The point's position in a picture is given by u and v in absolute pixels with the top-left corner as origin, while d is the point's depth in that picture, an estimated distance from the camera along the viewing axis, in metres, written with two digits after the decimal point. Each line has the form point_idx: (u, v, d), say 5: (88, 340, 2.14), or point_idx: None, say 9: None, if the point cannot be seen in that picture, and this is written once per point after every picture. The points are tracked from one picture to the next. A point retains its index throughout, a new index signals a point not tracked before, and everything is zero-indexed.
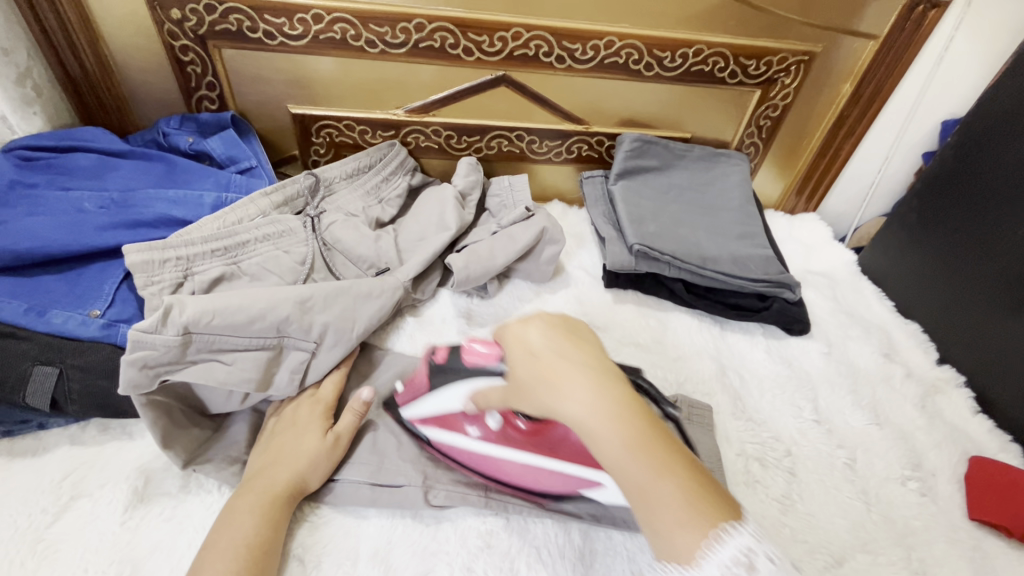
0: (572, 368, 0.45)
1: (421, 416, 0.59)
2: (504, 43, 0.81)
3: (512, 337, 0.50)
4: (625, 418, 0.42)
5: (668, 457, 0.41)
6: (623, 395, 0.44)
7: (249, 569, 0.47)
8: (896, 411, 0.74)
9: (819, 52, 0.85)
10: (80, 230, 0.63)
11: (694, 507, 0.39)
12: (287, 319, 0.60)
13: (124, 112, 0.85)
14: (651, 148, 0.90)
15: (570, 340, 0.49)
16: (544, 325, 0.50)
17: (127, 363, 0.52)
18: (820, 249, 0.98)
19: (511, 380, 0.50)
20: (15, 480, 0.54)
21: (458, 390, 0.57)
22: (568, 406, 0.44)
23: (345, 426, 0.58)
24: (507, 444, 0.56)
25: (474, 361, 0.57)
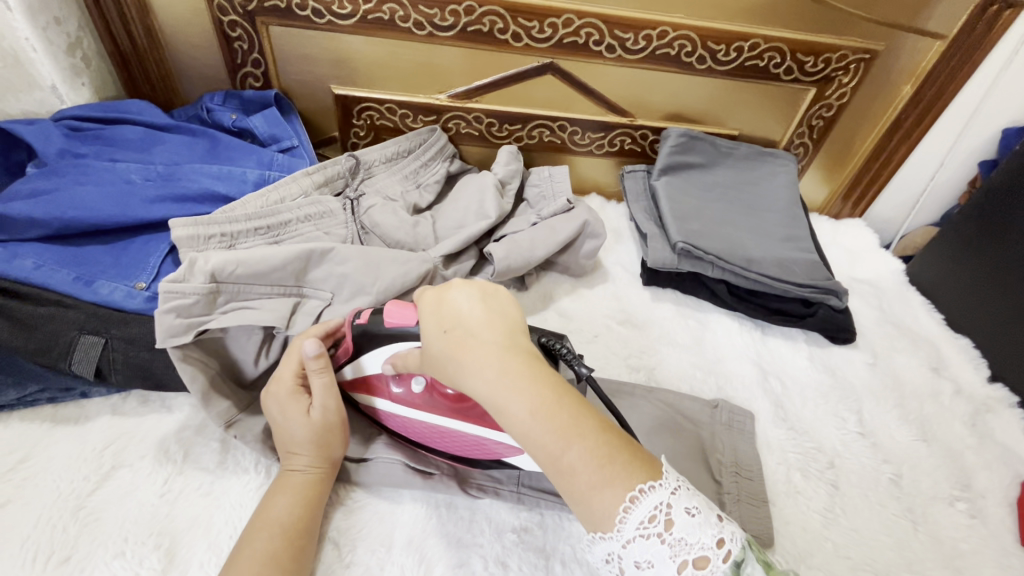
0: (478, 342, 0.43)
1: (343, 375, 0.57)
2: (554, 30, 0.78)
3: (425, 308, 0.47)
4: (533, 384, 0.41)
5: (577, 420, 0.40)
6: (530, 361, 0.43)
7: (287, 549, 0.47)
8: (945, 428, 0.71)
9: (881, 51, 0.82)
10: (127, 202, 0.63)
11: (604, 468, 0.39)
12: (304, 266, 0.61)
13: (169, 86, 0.85)
14: (697, 144, 0.88)
15: (484, 310, 0.46)
16: (471, 297, 0.47)
17: (162, 312, 0.53)
18: (866, 256, 0.94)
19: (423, 351, 0.47)
20: (58, 445, 0.55)
21: (377, 351, 0.53)
22: (478, 383, 0.42)
23: (324, 404, 0.53)
24: (426, 406, 0.54)
25: (395, 323, 0.51)
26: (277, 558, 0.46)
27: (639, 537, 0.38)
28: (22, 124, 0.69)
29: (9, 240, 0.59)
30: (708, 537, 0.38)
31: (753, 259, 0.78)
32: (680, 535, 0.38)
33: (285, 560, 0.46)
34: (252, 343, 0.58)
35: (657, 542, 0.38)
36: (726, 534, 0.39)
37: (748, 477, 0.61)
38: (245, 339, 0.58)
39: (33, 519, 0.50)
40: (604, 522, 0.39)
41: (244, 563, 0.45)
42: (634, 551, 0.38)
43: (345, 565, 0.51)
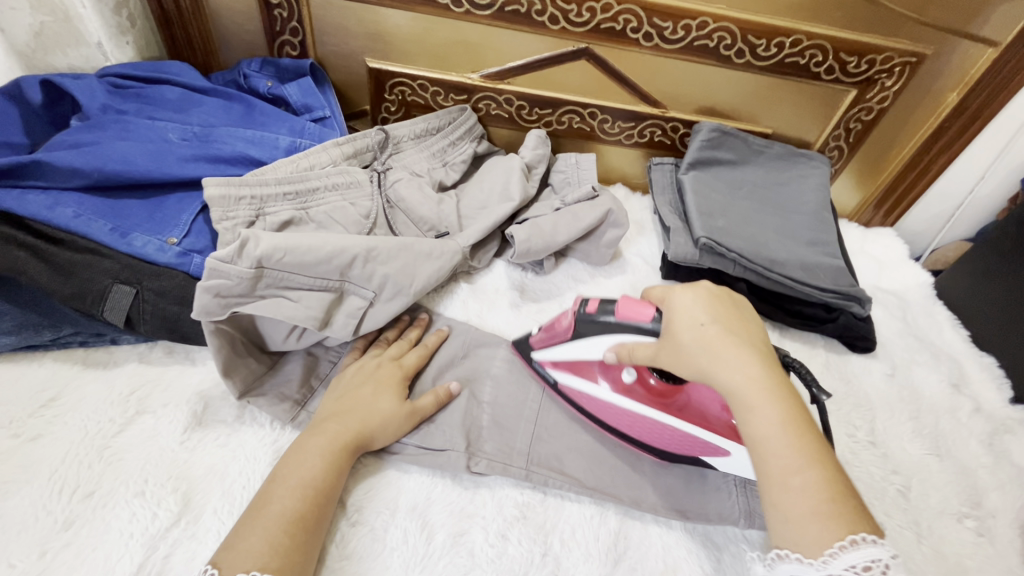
0: (741, 345, 0.48)
1: (553, 360, 0.63)
2: (592, 14, 0.78)
3: (678, 301, 0.52)
4: (784, 400, 0.45)
5: (816, 448, 0.43)
6: (782, 379, 0.46)
7: (311, 511, 0.48)
8: (960, 445, 0.70)
9: (929, 55, 0.79)
10: (165, 158, 0.65)
11: (834, 501, 0.41)
12: (350, 265, 0.61)
13: (209, 50, 0.87)
14: (729, 140, 0.86)
15: (738, 320, 0.51)
16: (711, 297, 0.52)
17: (203, 289, 0.54)
18: (894, 267, 0.92)
19: (669, 339, 0.51)
20: (88, 387, 0.58)
21: (603, 337, 0.57)
22: (730, 375, 0.46)
23: (424, 404, 0.59)
24: (631, 397, 0.59)
25: (627, 315, 0.55)
26: (302, 518, 0.47)
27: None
28: (68, 77, 0.72)
29: (50, 186, 0.61)
30: None
31: (777, 260, 0.77)
32: None
33: (308, 521, 0.48)
34: (283, 326, 0.60)
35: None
36: None
37: None
38: (277, 320, 0.60)
39: (61, 453, 0.52)
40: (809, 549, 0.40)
41: (270, 518, 0.46)
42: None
43: (352, 524, 0.53)
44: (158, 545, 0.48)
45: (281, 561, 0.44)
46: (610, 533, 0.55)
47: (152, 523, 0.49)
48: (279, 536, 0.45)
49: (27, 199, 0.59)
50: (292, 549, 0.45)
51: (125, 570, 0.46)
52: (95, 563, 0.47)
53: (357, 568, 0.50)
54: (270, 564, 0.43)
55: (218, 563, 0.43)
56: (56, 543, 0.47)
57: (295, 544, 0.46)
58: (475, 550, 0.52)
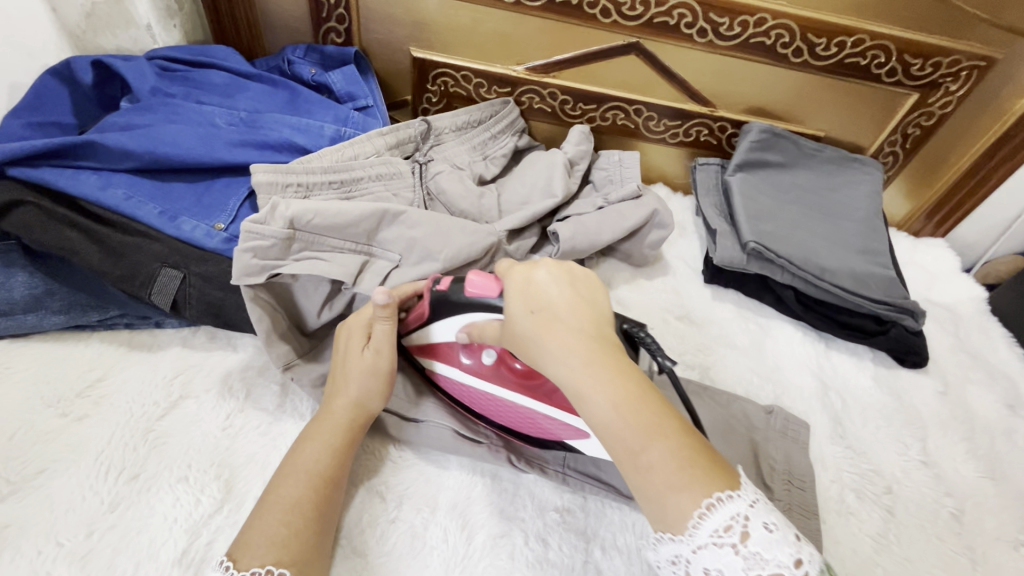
0: (567, 329, 0.43)
1: (416, 341, 0.58)
2: (646, 8, 0.75)
3: (513, 290, 0.47)
4: (617, 375, 0.41)
5: (655, 418, 0.39)
6: (612, 355, 0.42)
7: (312, 498, 0.47)
8: (1017, 469, 0.67)
9: (1000, 59, 0.75)
10: (213, 143, 0.65)
11: (683, 471, 0.37)
12: (378, 225, 0.62)
13: (254, 36, 0.86)
14: (779, 142, 0.84)
15: (573, 296, 0.46)
16: (550, 279, 0.47)
17: (241, 249, 0.55)
18: (947, 279, 0.88)
19: (508, 331, 0.47)
20: (132, 369, 0.58)
21: (454, 319, 0.53)
22: (565, 370, 0.42)
23: (377, 336, 0.53)
24: (496, 381, 0.54)
25: (475, 292, 0.50)
26: (300, 505, 0.46)
27: (712, 545, 0.36)
28: (118, 59, 0.72)
29: (101, 167, 0.61)
30: (785, 556, 0.35)
31: (827, 268, 0.74)
32: (755, 549, 0.35)
33: (308, 506, 0.46)
34: (318, 294, 0.60)
35: (729, 551, 0.35)
36: (804, 556, 0.35)
37: (800, 488, 0.58)
38: (312, 288, 0.60)
39: (107, 435, 0.52)
40: (674, 525, 0.37)
41: (272, 507, 0.46)
42: (704, 557, 0.36)
43: (391, 520, 0.52)
44: (201, 531, 0.48)
45: (280, 551, 0.43)
46: (653, 545, 0.53)
47: (195, 509, 0.49)
48: (277, 527, 0.44)
49: (80, 179, 0.59)
50: (290, 538, 0.44)
51: (169, 556, 0.46)
52: (140, 546, 0.46)
53: (396, 565, 0.50)
54: (269, 555, 0.43)
55: (234, 556, 0.43)
56: (102, 525, 0.47)
57: (293, 533, 0.44)
58: (515, 552, 0.51)
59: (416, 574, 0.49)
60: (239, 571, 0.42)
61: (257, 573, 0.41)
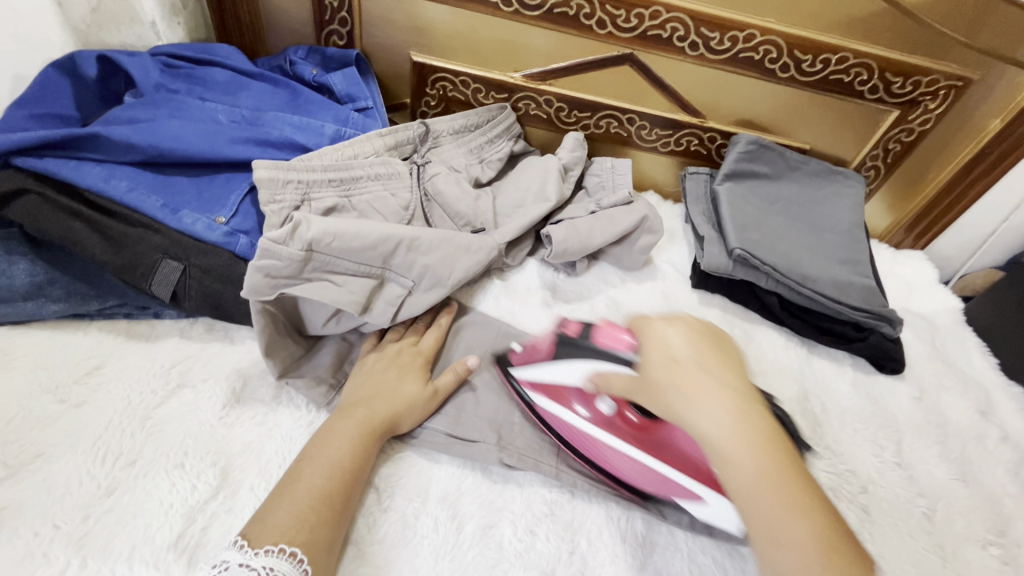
0: (713, 385, 0.46)
1: (532, 380, 0.62)
2: (640, 20, 0.78)
3: (652, 342, 0.52)
4: (764, 445, 0.42)
5: (801, 495, 0.40)
6: (769, 423, 0.44)
7: (339, 490, 0.49)
8: (986, 473, 0.69)
9: (976, 80, 0.79)
10: (215, 139, 0.66)
11: (827, 554, 0.37)
12: (393, 253, 0.61)
13: (257, 36, 0.88)
14: (766, 153, 0.87)
15: (719, 359, 0.49)
16: (689, 337, 0.51)
17: (254, 268, 0.54)
18: (924, 290, 0.91)
19: (645, 379, 0.52)
20: (130, 357, 0.59)
21: (580, 365, 0.60)
22: (707, 425, 0.44)
23: (445, 382, 0.61)
24: (610, 430, 0.58)
25: (605, 343, 0.60)
26: (329, 496, 0.48)
27: None
28: (123, 54, 0.73)
29: (105, 160, 0.62)
30: None
31: (809, 275, 0.77)
32: None
33: (335, 498, 0.48)
34: (325, 310, 0.60)
35: None
36: None
37: None
38: (319, 305, 0.60)
39: (104, 421, 0.53)
40: None
41: (300, 496, 0.47)
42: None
43: (383, 509, 0.53)
44: (197, 517, 0.49)
45: (307, 535, 0.45)
46: (636, 537, 0.55)
47: (191, 495, 0.50)
48: (306, 512, 0.46)
49: (83, 170, 0.60)
50: (318, 525, 0.46)
51: (165, 540, 0.47)
52: (136, 530, 0.47)
53: (387, 552, 0.51)
54: (298, 538, 0.44)
55: (248, 536, 0.44)
56: (98, 509, 0.48)
57: (322, 521, 0.46)
58: (503, 542, 0.53)
59: (406, 562, 0.50)
60: (254, 549, 0.43)
61: (268, 551, 0.43)
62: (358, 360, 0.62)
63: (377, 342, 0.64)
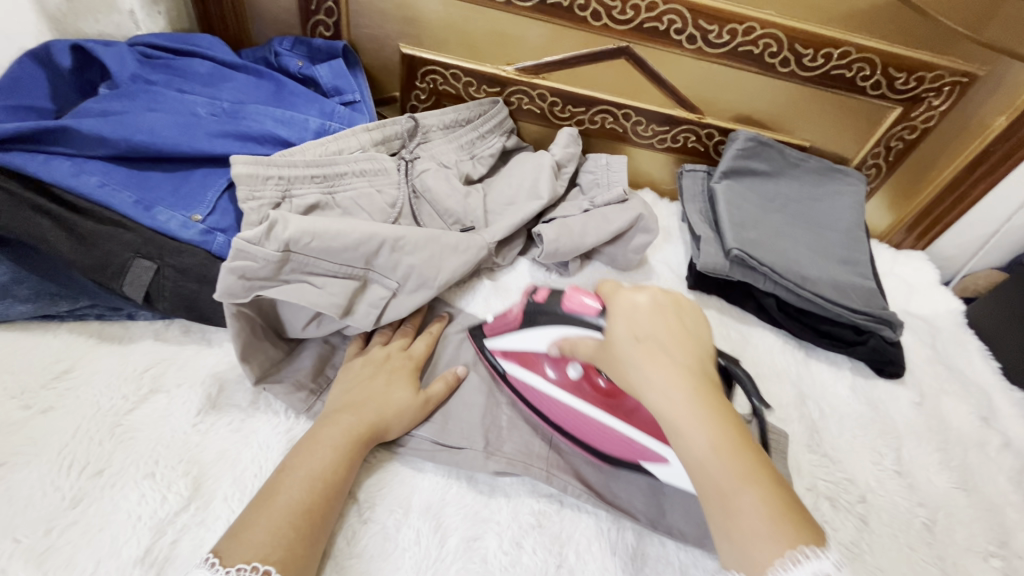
0: (670, 359, 0.44)
1: (504, 349, 0.62)
2: (636, 12, 0.76)
3: (620, 312, 0.49)
4: (717, 421, 0.41)
5: (756, 467, 0.39)
6: (717, 397, 0.43)
7: (317, 503, 0.46)
8: (988, 480, 0.67)
9: (981, 76, 0.77)
10: (193, 132, 0.63)
11: (778, 528, 0.37)
12: (376, 253, 0.59)
13: (241, 27, 0.85)
14: (766, 151, 0.84)
15: (675, 328, 0.47)
16: (654, 306, 0.49)
17: (228, 270, 0.52)
18: (925, 291, 0.89)
19: (607, 350, 0.49)
20: (101, 360, 0.56)
21: (547, 331, 0.58)
22: (658, 393, 0.43)
23: (435, 391, 0.59)
24: (578, 395, 0.58)
25: (573, 308, 0.55)
26: (308, 510, 0.46)
27: None
28: (99, 44, 0.70)
29: (75, 154, 0.59)
30: None
31: (809, 277, 0.75)
32: None
33: (314, 512, 0.46)
34: (304, 313, 0.58)
35: None
36: None
37: None
38: (298, 307, 0.58)
39: (72, 428, 0.51)
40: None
41: (277, 510, 0.45)
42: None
43: (363, 521, 0.51)
44: (167, 530, 0.47)
45: (283, 552, 0.42)
46: (627, 549, 0.53)
47: (161, 506, 0.48)
48: (283, 527, 0.44)
49: (52, 165, 0.57)
50: (296, 541, 0.44)
51: (132, 554, 0.45)
52: (101, 544, 0.45)
53: (367, 566, 0.49)
54: (273, 556, 0.42)
55: (220, 552, 0.41)
56: (62, 521, 0.46)
57: (300, 537, 0.44)
58: (488, 556, 0.50)
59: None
60: (224, 567, 0.40)
61: (241, 569, 0.40)
62: (343, 365, 0.60)
63: (359, 345, 0.62)
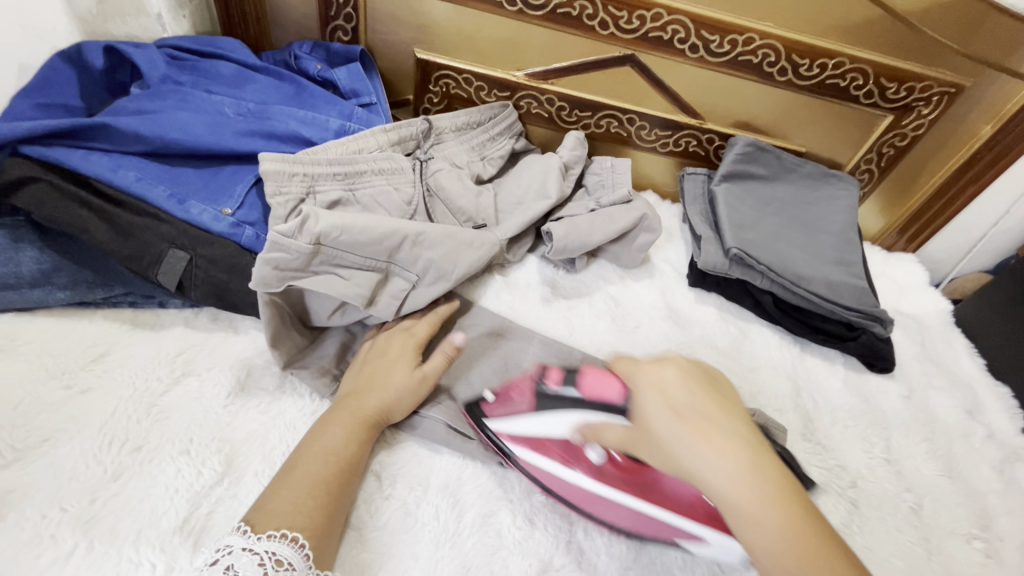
0: (724, 436, 0.42)
1: (511, 432, 0.57)
2: (642, 22, 0.79)
3: (646, 383, 0.48)
4: (779, 496, 0.40)
5: (819, 545, 0.38)
6: (781, 475, 0.41)
7: (334, 478, 0.50)
8: (972, 469, 0.71)
9: (968, 87, 0.81)
10: (221, 131, 0.67)
11: None
12: (399, 247, 0.62)
13: (262, 31, 0.88)
14: (763, 155, 0.88)
15: (711, 398, 0.46)
16: (684, 378, 0.47)
17: (263, 261, 0.55)
18: (914, 291, 0.93)
19: (644, 430, 0.47)
20: (135, 345, 0.59)
21: (565, 417, 0.54)
22: (716, 478, 0.41)
23: (433, 365, 0.60)
24: (602, 481, 0.52)
25: (594, 392, 0.55)
26: (326, 483, 0.49)
27: None
28: (129, 45, 0.74)
29: (112, 149, 0.62)
30: None
31: (803, 276, 0.79)
32: None
33: (332, 485, 0.49)
34: (331, 303, 0.61)
35: None
36: None
37: None
38: (325, 297, 0.61)
39: (110, 407, 0.54)
40: None
41: (297, 482, 0.48)
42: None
43: (385, 497, 0.54)
44: (202, 502, 0.50)
45: (306, 520, 0.46)
46: None
47: (196, 480, 0.51)
48: (305, 499, 0.47)
49: (91, 159, 0.61)
50: (317, 510, 0.47)
51: (170, 523, 0.48)
52: (141, 514, 0.48)
53: (389, 538, 0.52)
54: (297, 523, 0.45)
55: (251, 521, 0.44)
56: (104, 493, 0.49)
57: (321, 507, 0.47)
58: (502, 531, 0.54)
59: (407, 548, 0.51)
60: (258, 533, 0.43)
61: (272, 535, 0.43)
62: (356, 352, 0.63)
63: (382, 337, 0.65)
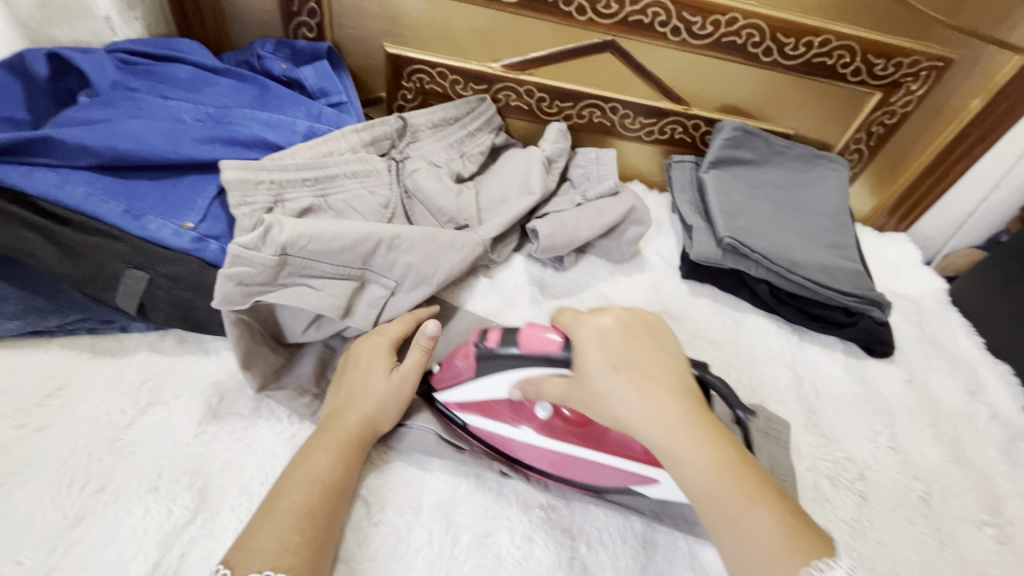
0: (654, 389, 0.43)
1: (460, 402, 0.56)
2: (621, 6, 0.76)
3: (589, 333, 0.46)
4: (716, 444, 0.41)
5: (758, 484, 0.40)
6: (705, 418, 0.43)
7: (321, 507, 0.46)
8: (978, 452, 0.70)
9: (956, 60, 0.79)
10: (179, 139, 0.62)
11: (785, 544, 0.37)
12: (373, 253, 0.59)
13: (222, 30, 0.83)
14: (752, 139, 0.85)
15: (646, 350, 0.46)
16: (623, 329, 0.46)
17: (225, 276, 0.51)
18: (909, 272, 0.91)
19: (579, 386, 0.46)
20: (96, 376, 0.55)
21: (504, 375, 0.51)
22: (646, 424, 0.42)
23: (409, 364, 0.55)
24: (551, 435, 0.53)
25: (534, 347, 0.48)
26: (312, 512, 0.45)
27: None
28: (75, 51, 0.68)
29: (58, 165, 0.58)
30: None
31: (798, 262, 0.76)
32: None
33: (319, 516, 0.46)
34: (304, 317, 0.58)
35: None
36: None
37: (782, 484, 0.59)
38: (298, 310, 0.58)
39: (69, 446, 0.50)
40: None
41: (281, 515, 0.44)
42: None
43: (373, 524, 0.51)
44: (174, 543, 0.46)
45: (293, 558, 0.42)
46: (638, 538, 0.53)
47: (166, 519, 0.47)
48: (289, 532, 0.43)
49: (36, 176, 0.56)
50: (303, 544, 0.43)
51: (139, 569, 0.44)
52: (108, 560, 0.44)
53: (380, 569, 0.49)
54: (283, 563, 0.41)
55: (230, 563, 0.40)
56: (64, 541, 0.45)
57: (307, 540, 0.44)
58: (501, 552, 0.51)
59: None
60: None
61: None
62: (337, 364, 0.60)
63: None
